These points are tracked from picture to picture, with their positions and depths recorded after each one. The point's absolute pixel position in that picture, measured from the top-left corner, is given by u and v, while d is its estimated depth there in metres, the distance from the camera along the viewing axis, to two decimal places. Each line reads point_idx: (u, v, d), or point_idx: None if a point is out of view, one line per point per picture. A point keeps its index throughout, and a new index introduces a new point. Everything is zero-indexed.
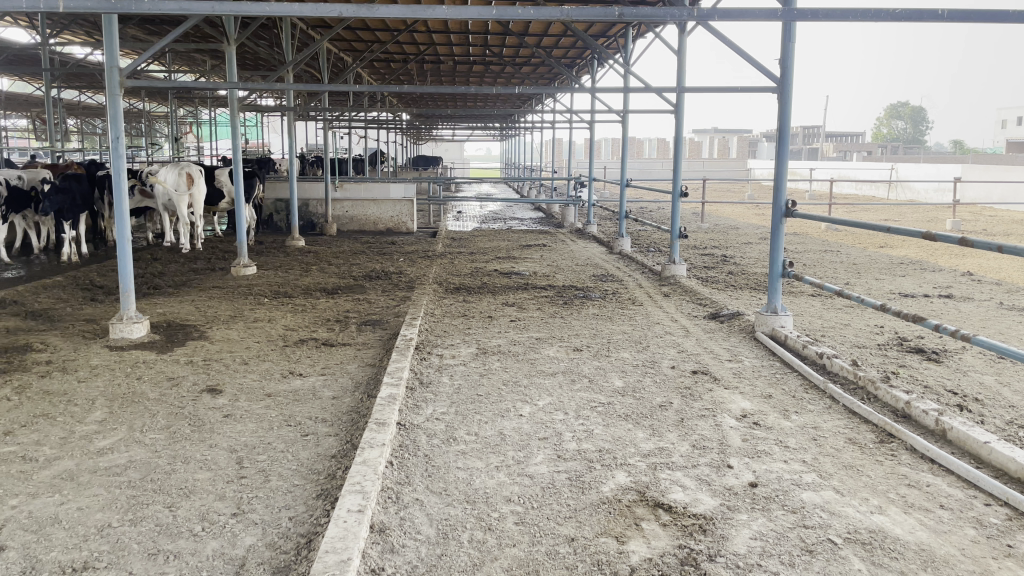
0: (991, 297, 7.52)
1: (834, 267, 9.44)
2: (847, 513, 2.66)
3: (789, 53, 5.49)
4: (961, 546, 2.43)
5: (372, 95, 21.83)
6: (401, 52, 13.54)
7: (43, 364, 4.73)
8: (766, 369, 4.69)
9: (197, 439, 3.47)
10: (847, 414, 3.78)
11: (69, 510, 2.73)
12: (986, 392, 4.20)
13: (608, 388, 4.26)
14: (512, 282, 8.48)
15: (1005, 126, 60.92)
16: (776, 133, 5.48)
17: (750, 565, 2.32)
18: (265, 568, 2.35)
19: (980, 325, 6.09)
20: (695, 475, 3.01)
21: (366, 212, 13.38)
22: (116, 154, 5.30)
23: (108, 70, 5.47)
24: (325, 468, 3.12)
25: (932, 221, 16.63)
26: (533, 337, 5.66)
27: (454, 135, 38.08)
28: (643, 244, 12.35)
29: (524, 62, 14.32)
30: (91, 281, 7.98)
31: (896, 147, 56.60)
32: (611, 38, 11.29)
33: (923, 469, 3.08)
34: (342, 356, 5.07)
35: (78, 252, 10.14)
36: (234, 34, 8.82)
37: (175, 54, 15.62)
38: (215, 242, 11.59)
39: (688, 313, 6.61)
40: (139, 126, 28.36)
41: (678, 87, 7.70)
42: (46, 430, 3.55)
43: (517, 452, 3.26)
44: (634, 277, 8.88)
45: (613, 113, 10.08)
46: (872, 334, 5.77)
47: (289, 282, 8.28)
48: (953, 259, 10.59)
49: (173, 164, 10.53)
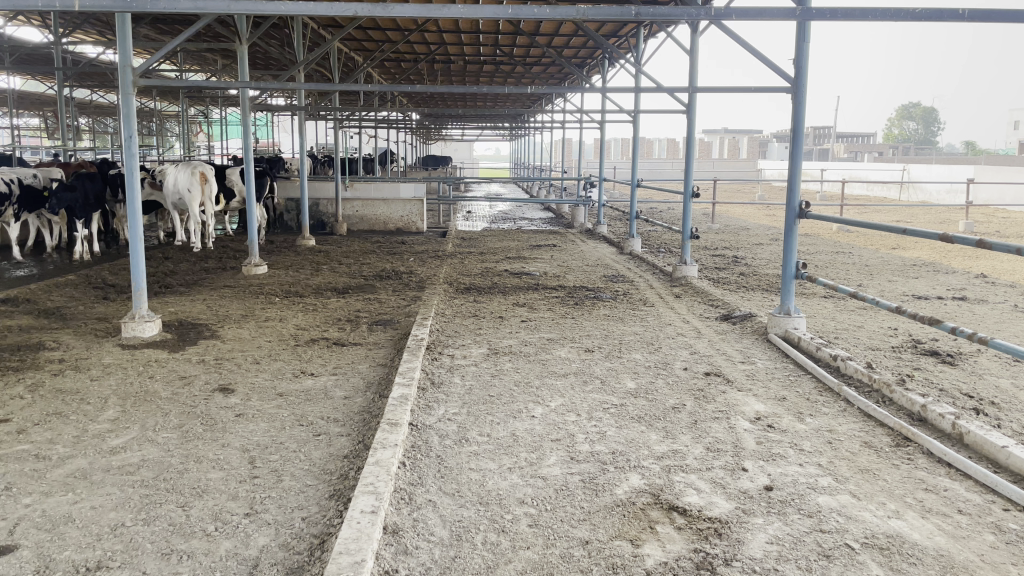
0: (1006, 300, 7.45)
1: (846, 269, 9.37)
2: (865, 517, 2.63)
3: (803, 53, 5.45)
4: (980, 552, 2.40)
5: (384, 96, 21.87)
6: (412, 52, 13.56)
7: (55, 363, 4.74)
8: (780, 371, 4.65)
9: (209, 438, 3.47)
10: (862, 418, 3.75)
11: (83, 510, 2.73)
12: (1003, 395, 4.15)
13: (621, 390, 4.23)
14: (523, 282, 8.48)
15: (1017, 127, 60.54)
16: (790, 132, 5.44)
17: (766, 570, 2.29)
18: (278, 568, 2.34)
19: (995, 328, 6.04)
20: (709, 478, 2.99)
21: (375, 212, 13.40)
22: (129, 153, 5.32)
23: (120, 69, 5.47)
24: (338, 469, 3.11)
25: (945, 222, 16.53)
26: (543, 337, 5.64)
27: (463, 135, 38.19)
28: (653, 244, 12.32)
29: (534, 62, 14.31)
30: (103, 280, 8.01)
31: (907, 148, 56.32)
32: (622, 38, 11.26)
33: (940, 474, 3.04)
34: (353, 356, 5.06)
35: (90, 251, 10.20)
36: (245, 35, 8.82)
37: (186, 52, 15.64)
38: (226, 241, 11.63)
39: (700, 314, 6.57)
40: (150, 126, 28.51)
41: (690, 87, 7.67)
42: (59, 429, 3.55)
43: (529, 453, 3.25)
44: (645, 278, 8.85)
45: (624, 113, 10.09)
46: (885, 336, 5.72)
47: (301, 282, 8.29)
48: (965, 260, 10.52)
49: (185, 164, 10.55)
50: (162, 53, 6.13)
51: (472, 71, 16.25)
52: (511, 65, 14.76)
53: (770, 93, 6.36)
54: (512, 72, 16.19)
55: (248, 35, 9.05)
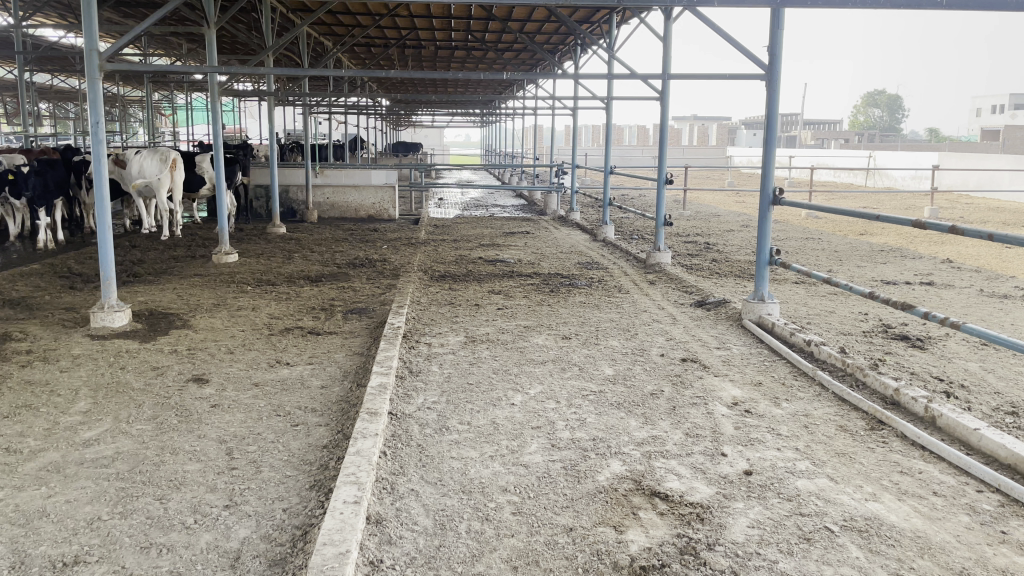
0: (971, 284, 7.61)
1: (815, 255, 9.52)
2: (843, 501, 2.68)
3: (777, 41, 5.49)
4: (955, 533, 2.46)
5: (353, 82, 21.60)
6: (383, 37, 13.41)
7: (23, 354, 4.62)
8: (755, 357, 4.71)
9: (185, 430, 3.41)
10: (836, 402, 3.81)
11: (57, 504, 2.66)
12: (972, 378, 4.26)
13: (599, 376, 4.27)
14: (497, 269, 8.46)
15: (980, 114, 61.88)
16: (764, 119, 5.48)
17: (749, 554, 2.32)
18: (261, 560, 2.31)
19: (963, 313, 6.16)
20: (689, 463, 3.02)
21: (346, 199, 13.25)
22: (96, 139, 5.16)
23: (86, 53, 5.30)
24: (318, 459, 3.08)
25: (910, 207, 16.86)
26: (520, 325, 5.63)
27: (435, 121, 37.93)
28: (626, 231, 12.34)
29: (507, 48, 14.27)
30: (69, 269, 7.80)
31: (872, 134, 57.31)
32: (595, 23, 11.29)
33: (915, 457, 3.10)
34: (329, 346, 5.01)
35: (54, 239, 9.90)
36: (213, 20, 8.63)
37: (151, 38, 15.28)
38: (195, 229, 11.41)
39: (675, 300, 6.63)
40: (113, 111, 27.80)
41: (663, 74, 7.69)
42: (29, 422, 3.47)
43: (510, 441, 3.24)
44: (619, 265, 8.88)
45: (597, 100, 10.14)
46: (856, 321, 5.81)
47: (272, 270, 8.17)
48: (932, 246, 10.73)
49: (152, 151, 10.32)
50: (133, 35, 5.94)
51: (442, 56, 16.12)
52: (482, 50, 14.70)
53: (744, 79, 6.41)
54: (483, 58, 16.13)
55: (216, 18, 8.77)
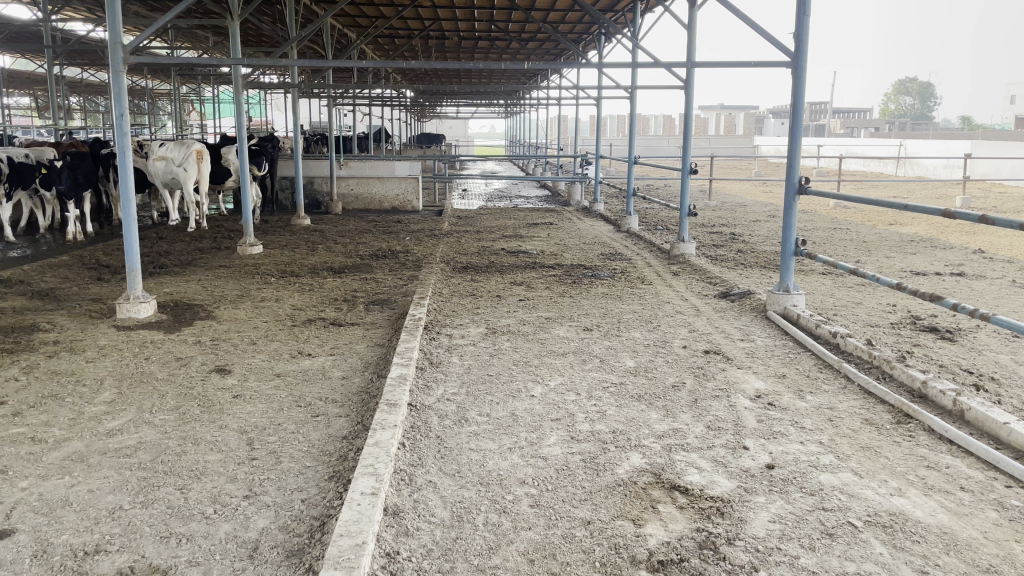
0: (1004, 275, 7.41)
1: (844, 245, 9.36)
2: (867, 496, 2.62)
3: (804, 27, 5.36)
4: (984, 530, 2.39)
5: (376, 73, 21.66)
6: (405, 28, 13.41)
7: (50, 344, 4.71)
8: (780, 348, 4.63)
9: (207, 419, 3.45)
10: (862, 395, 3.73)
11: (80, 493, 2.71)
12: (1002, 371, 4.15)
13: (620, 368, 4.22)
14: (520, 261, 8.41)
15: (1016, 100, 60.21)
16: (790, 107, 5.36)
17: (770, 549, 2.28)
18: (278, 551, 2.32)
19: (994, 303, 6.02)
20: (711, 456, 2.97)
21: (371, 191, 13.30)
22: (121, 132, 5.22)
23: (110, 46, 5.34)
24: (337, 450, 3.09)
25: (942, 197, 16.52)
26: (542, 316, 5.61)
27: (459, 111, 37.85)
28: (650, 222, 12.22)
29: (530, 37, 14.16)
30: (96, 260, 7.92)
31: (903, 122, 56.27)
32: (619, 12, 11.17)
33: (941, 451, 3.03)
34: (351, 336, 5.03)
35: (83, 231, 10.06)
36: (237, 11, 8.64)
37: (178, 30, 15.42)
38: (220, 221, 11.52)
39: (699, 292, 6.53)
40: (142, 103, 28.18)
41: (687, 62, 7.59)
42: (54, 412, 3.52)
43: (529, 434, 3.22)
44: (643, 255, 8.77)
45: (621, 89, 10.04)
46: (884, 312, 5.70)
47: (296, 262, 8.22)
48: (963, 236, 10.52)
49: (178, 142, 10.36)
50: (160, 27, 5.93)
51: (466, 47, 16.10)
52: (506, 40, 14.63)
53: (771, 66, 6.29)
54: (507, 47, 16.05)
55: (241, 9, 8.79)
